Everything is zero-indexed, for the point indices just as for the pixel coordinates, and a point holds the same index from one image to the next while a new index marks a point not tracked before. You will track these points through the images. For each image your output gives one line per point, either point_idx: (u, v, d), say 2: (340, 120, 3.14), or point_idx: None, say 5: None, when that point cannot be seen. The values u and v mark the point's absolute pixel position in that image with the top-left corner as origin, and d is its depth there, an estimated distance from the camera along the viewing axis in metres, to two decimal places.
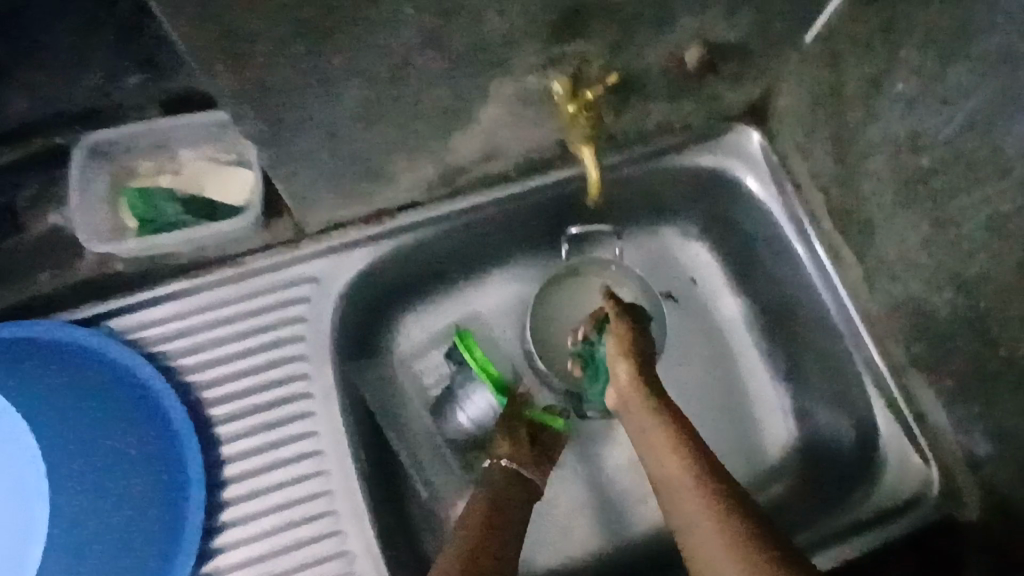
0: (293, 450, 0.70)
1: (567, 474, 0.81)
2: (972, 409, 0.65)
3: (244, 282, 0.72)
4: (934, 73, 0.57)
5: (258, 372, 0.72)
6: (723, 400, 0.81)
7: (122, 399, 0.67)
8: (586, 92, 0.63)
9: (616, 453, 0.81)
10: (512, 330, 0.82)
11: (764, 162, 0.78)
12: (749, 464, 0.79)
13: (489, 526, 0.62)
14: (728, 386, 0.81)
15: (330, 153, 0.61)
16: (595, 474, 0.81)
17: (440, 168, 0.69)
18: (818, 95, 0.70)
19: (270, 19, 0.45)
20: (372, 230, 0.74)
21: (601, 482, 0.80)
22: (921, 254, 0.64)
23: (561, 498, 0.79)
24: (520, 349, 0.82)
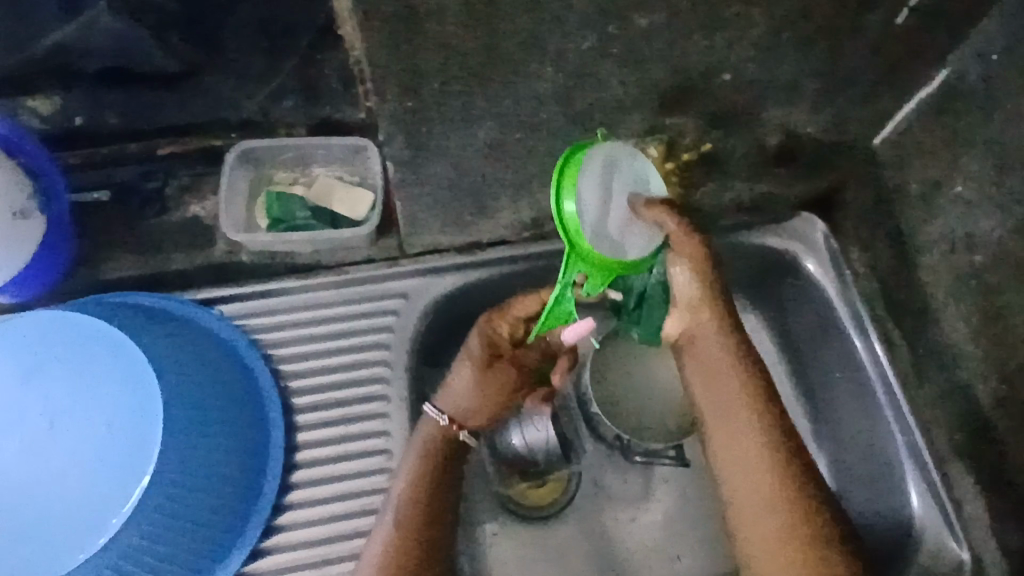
0: (364, 445, 0.77)
1: (599, 517, 0.86)
2: (1008, 496, 0.68)
3: (343, 288, 0.81)
4: (991, 180, 0.65)
5: (343, 371, 0.79)
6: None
7: (226, 363, 0.74)
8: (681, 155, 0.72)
9: (645, 510, 0.87)
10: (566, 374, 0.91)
11: (826, 249, 0.84)
12: None
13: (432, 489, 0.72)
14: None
15: (449, 183, 0.71)
16: (623, 524, 0.86)
17: (534, 213, 0.78)
18: (882, 194, 0.78)
19: (445, 58, 0.56)
20: (463, 259, 0.83)
21: (628, 532, 0.86)
22: (968, 343, 0.71)
23: (586, 541, 0.85)
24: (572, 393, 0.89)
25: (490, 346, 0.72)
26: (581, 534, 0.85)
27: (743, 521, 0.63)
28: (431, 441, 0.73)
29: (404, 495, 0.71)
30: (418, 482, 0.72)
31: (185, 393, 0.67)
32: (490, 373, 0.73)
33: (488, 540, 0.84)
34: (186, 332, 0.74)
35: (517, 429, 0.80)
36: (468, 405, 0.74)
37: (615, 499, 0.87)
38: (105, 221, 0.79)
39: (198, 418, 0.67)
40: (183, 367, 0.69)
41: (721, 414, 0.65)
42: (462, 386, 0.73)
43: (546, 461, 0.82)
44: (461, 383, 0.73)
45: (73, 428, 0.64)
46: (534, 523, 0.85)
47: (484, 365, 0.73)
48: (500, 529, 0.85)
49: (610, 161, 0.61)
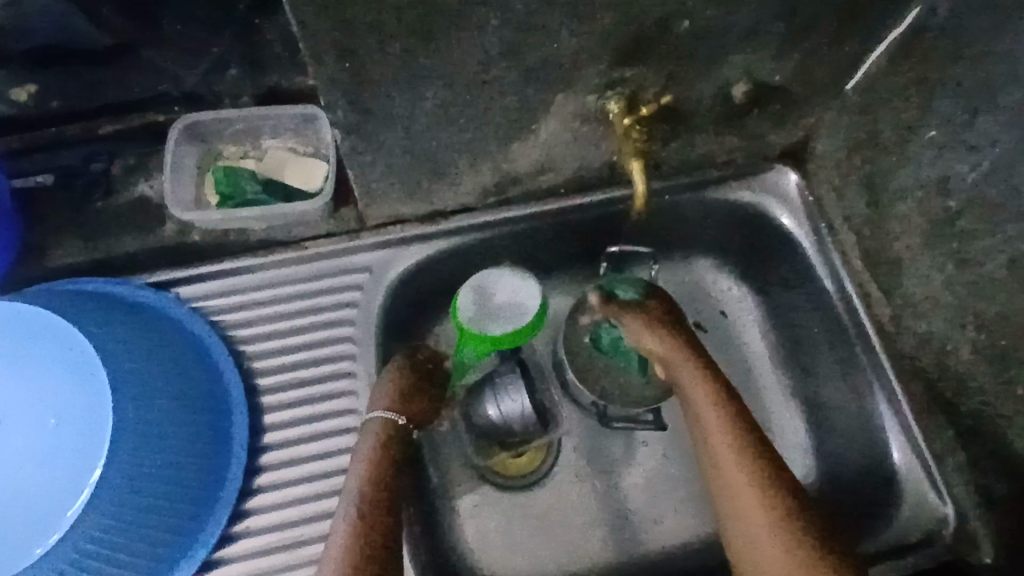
0: (331, 424, 0.75)
1: (579, 485, 0.85)
2: (987, 447, 0.67)
3: (305, 264, 0.79)
4: (963, 121, 0.62)
5: (307, 349, 0.77)
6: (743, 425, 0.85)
7: (181, 350, 0.72)
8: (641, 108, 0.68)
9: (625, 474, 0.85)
10: (545, 342, 0.89)
11: (800, 202, 0.84)
12: None
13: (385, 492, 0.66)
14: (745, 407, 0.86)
15: (402, 149, 0.68)
16: (604, 490, 0.85)
17: (497, 176, 0.76)
18: (854, 141, 0.75)
19: (376, 13, 0.52)
20: (426, 228, 0.81)
21: (608, 498, 0.84)
22: (945, 293, 0.68)
23: (566, 507, 0.84)
24: (551, 358, 0.88)
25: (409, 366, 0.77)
26: (562, 502, 0.84)
27: (729, 516, 0.66)
28: (382, 440, 0.70)
29: (362, 476, 0.66)
30: (370, 485, 0.66)
31: (140, 387, 0.64)
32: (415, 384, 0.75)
33: (464, 515, 0.83)
34: (138, 317, 0.71)
35: (491, 401, 0.79)
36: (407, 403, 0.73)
37: (594, 464, 0.85)
38: (50, 208, 0.75)
39: (160, 417, 0.65)
40: (137, 359, 0.66)
41: (700, 424, 0.71)
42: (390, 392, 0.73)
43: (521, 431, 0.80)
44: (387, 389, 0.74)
45: (19, 423, 0.61)
46: (512, 492, 0.84)
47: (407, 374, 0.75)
48: (480, 502, 0.84)
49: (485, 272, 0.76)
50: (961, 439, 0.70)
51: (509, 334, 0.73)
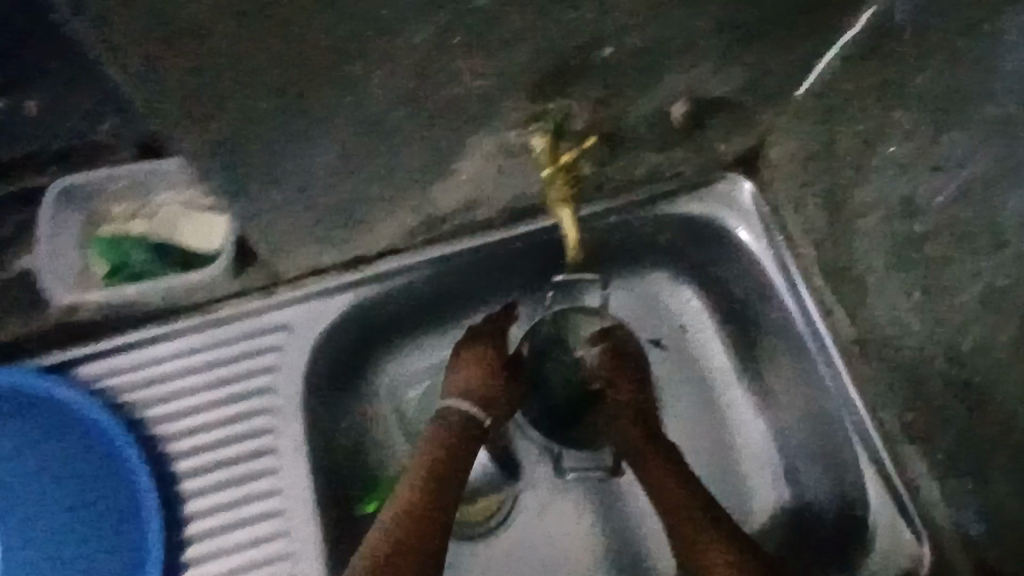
0: (256, 508, 0.69)
1: (544, 525, 0.78)
2: (964, 482, 0.63)
3: (215, 330, 0.72)
4: (928, 138, 0.55)
5: (228, 424, 0.71)
6: (707, 453, 0.81)
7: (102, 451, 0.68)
8: (564, 153, 0.61)
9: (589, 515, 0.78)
10: None
11: (755, 212, 0.77)
12: (739, 513, 0.78)
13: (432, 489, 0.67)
14: (714, 429, 0.81)
15: (302, 204, 0.59)
16: (569, 530, 0.78)
17: (420, 217, 0.68)
18: (812, 151, 0.68)
19: (236, 78, 0.44)
20: (349, 275, 0.73)
21: (575, 538, 0.78)
22: (913, 321, 0.62)
23: (527, 552, 0.77)
24: None
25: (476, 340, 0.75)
26: (523, 547, 0.77)
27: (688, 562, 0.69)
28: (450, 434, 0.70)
29: (421, 467, 0.68)
30: (428, 473, 0.67)
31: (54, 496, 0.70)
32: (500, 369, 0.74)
33: None
34: (56, 414, 0.68)
35: None
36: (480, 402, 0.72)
37: (556, 504, 0.78)
38: None
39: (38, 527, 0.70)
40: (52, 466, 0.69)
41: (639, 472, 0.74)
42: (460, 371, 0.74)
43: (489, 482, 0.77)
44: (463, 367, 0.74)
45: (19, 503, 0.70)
46: (471, 540, 0.77)
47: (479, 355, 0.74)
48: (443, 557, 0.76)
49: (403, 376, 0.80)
50: (938, 472, 0.66)
51: None
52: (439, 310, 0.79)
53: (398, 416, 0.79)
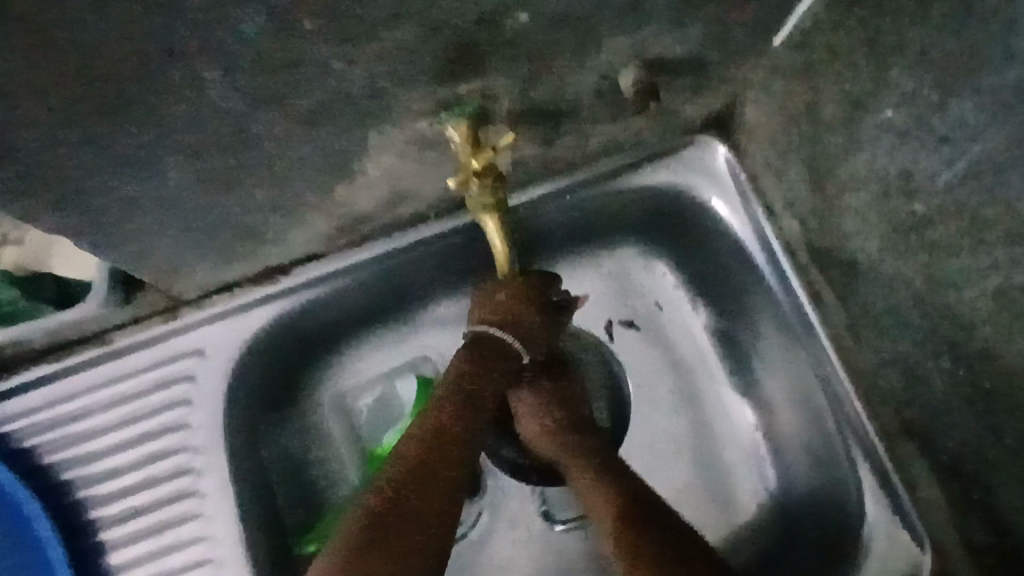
0: (183, 558, 0.61)
1: (508, 536, 0.70)
2: (970, 490, 0.55)
3: (116, 362, 0.62)
4: (931, 103, 0.45)
5: (145, 465, 0.62)
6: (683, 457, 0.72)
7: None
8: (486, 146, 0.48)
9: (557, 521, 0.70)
10: None
11: (732, 178, 0.67)
12: (723, 510, 0.70)
13: (465, 392, 0.54)
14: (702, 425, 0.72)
15: (175, 227, 0.49)
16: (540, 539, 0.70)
17: (333, 221, 0.57)
18: (792, 111, 0.57)
19: (18, 102, 0.33)
20: (265, 288, 0.64)
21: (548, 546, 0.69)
22: (913, 312, 0.53)
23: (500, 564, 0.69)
24: None
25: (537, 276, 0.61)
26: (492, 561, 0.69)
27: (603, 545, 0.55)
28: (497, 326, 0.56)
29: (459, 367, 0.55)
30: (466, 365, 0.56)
31: None
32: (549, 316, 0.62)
33: None
34: None
35: None
36: (526, 340, 0.57)
37: (530, 510, 0.70)
38: None
39: None
40: None
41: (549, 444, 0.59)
42: (521, 316, 0.57)
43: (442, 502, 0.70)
44: (524, 313, 0.57)
45: None
46: None
47: (536, 300, 0.58)
48: None
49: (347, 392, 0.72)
50: (937, 475, 0.58)
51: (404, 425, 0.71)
52: (378, 313, 0.70)
53: (347, 431, 0.71)
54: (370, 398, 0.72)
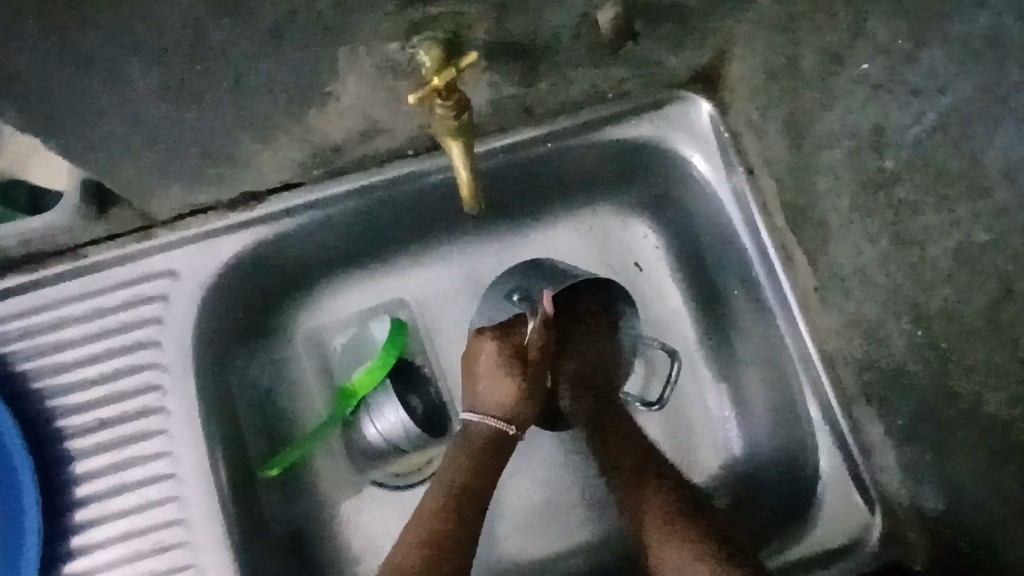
0: (145, 472, 0.62)
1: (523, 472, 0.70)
2: (923, 454, 0.56)
3: (90, 277, 0.63)
4: (906, 54, 0.45)
5: (111, 381, 0.63)
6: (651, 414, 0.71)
7: None
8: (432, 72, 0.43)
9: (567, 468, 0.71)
10: (441, 321, 0.74)
11: (714, 137, 0.66)
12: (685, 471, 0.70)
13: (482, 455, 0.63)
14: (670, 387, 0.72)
15: (144, 139, 0.50)
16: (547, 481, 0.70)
17: (309, 149, 0.58)
18: (774, 66, 0.57)
19: None
20: (239, 216, 0.64)
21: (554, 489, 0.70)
22: (877, 272, 0.53)
23: (509, 487, 0.70)
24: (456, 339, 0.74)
25: (497, 331, 0.67)
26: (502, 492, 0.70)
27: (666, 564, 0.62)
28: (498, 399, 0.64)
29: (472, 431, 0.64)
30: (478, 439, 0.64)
31: None
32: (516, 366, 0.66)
33: (346, 529, 0.70)
34: None
35: (369, 422, 0.69)
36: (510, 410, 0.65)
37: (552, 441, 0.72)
38: None
39: None
40: None
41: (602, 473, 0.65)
42: (497, 383, 0.65)
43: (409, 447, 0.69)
44: (496, 377, 0.65)
45: None
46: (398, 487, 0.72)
47: (506, 356, 0.65)
48: (366, 516, 0.71)
49: (319, 329, 0.73)
50: (894, 440, 0.59)
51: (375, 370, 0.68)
52: (353, 252, 0.71)
53: (320, 365, 0.73)
54: (344, 338, 0.73)
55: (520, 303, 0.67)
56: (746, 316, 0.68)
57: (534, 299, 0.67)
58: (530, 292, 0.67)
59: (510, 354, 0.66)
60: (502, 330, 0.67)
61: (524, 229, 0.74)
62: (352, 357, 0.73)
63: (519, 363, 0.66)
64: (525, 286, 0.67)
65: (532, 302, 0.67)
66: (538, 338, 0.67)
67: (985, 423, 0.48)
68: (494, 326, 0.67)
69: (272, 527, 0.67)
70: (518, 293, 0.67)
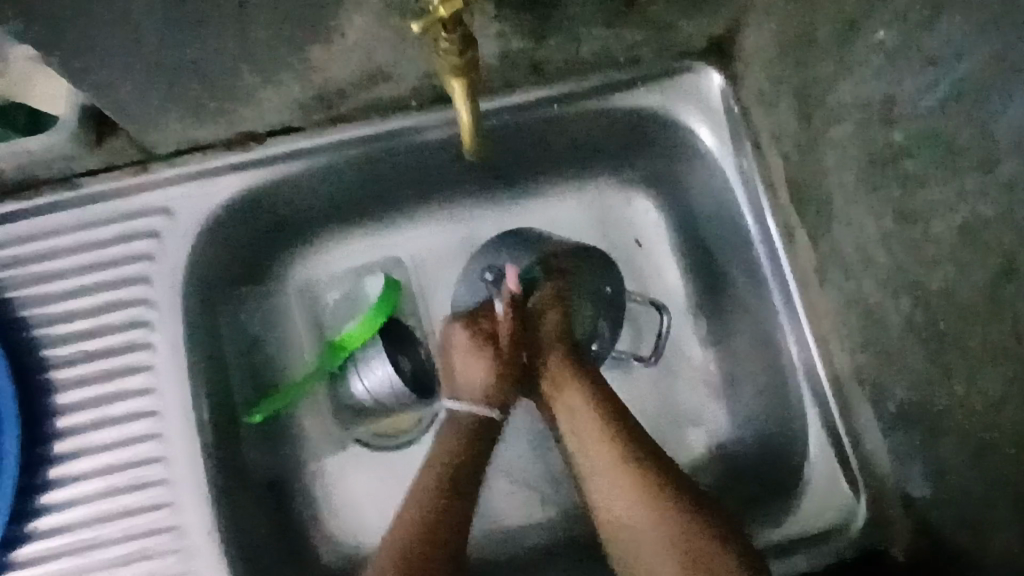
0: (126, 407, 0.61)
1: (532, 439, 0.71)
2: (912, 439, 0.55)
3: (84, 208, 0.63)
4: (922, 21, 0.44)
5: (99, 314, 0.62)
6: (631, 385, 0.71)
7: None
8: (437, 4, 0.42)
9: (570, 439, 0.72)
10: (436, 282, 0.73)
11: (724, 111, 0.65)
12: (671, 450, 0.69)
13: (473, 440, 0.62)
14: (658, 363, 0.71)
15: (143, 59, 0.49)
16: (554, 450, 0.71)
17: (310, 89, 0.57)
18: (788, 36, 0.56)
19: None
20: (237, 157, 0.63)
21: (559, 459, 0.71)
22: (878, 251, 0.52)
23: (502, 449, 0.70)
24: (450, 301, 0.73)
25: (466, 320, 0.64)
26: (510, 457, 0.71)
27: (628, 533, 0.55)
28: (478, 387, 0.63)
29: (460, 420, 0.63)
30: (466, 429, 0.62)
31: None
32: (488, 349, 0.63)
33: (326, 482, 0.70)
34: None
35: (357, 378, 0.68)
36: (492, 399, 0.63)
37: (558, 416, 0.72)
38: None
39: None
40: None
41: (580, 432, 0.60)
42: (470, 366, 0.64)
43: (395, 407, 0.69)
44: (470, 362, 0.63)
45: None
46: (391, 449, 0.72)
47: (477, 339, 0.64)
48: (348, 470, 0.70)
49: (312, 281, 0.72)
50: (884, 425, 0.58)
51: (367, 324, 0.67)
52: (351, 206, 0.70)
53: (311, 317, 0.73)
54: (337, 293, 0.73)
55: (490, 282, 0.66)
56: (744, 295, 0.67)
57: (500, 275, 0.66)
58: (498, 268, 0.66)
59: (481, 338, 0.64)
60: (471, 318, 0.64)
61: (526, 196, 0.73)
62: (344, 311, 0.73)
63: (490, 346, 0.63)
64: (494, 262, 0.67)
65: (501, 277, 0.66)
66: (509, 324, 0.63)
67: (976, 407, 0.47)
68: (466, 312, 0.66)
69: (253, 474, 0.67)
70: (489, 272, 0.67)
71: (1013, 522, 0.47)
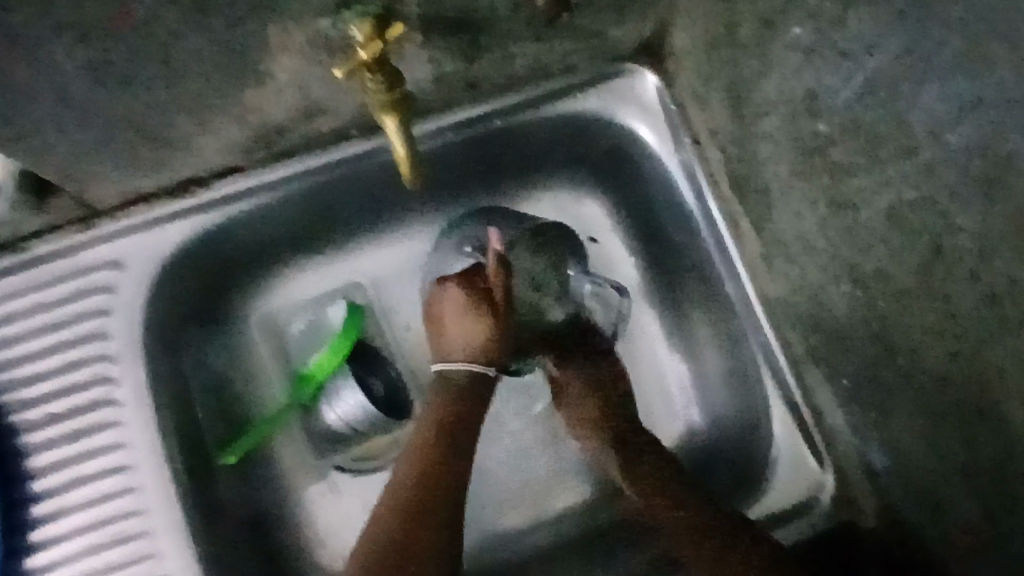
0: (100, 464, 0.61)
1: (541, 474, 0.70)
2: (868, 414, 0.57)
3: (35, 270, 0.62)
4: (834, 18, 0.45)
5: (62, 374, 0.62)
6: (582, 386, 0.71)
7: None
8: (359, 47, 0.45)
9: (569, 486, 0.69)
10: (403, 303, 0.74)
11: (661, 110, 0.66)
12: None
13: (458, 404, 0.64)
14: (627, 356, 0.72)
15: (77, 121, 0.49)
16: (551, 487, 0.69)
17: (249, 129, 0.57)
18: (713, 35, 0.57)
19: None
20: (183, 202, 0.63)
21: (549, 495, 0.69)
22: (817, 238, 0.54)
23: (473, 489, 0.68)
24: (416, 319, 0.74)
25: (460, 279, 0.66)
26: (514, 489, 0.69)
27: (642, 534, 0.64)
28: (475, 349, 0.66)
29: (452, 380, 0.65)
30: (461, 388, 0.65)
31: None
32: (484, 309, 0.65)
33: (310, 513, 0.70)
34: None
35: (327, 407, 0.69)
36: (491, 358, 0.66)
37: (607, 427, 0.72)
38: None
39: None
40: None
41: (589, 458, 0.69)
42: (464, 326, 0.65)
43: (369, 429, 0.70)
44: (464, 318, 0.65)
45: None
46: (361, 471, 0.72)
47: (472, 301, 0.65)
48: (332, 498, 0.71)
49: (273, 313, 0.72)
50: (840, 402, 0.60)
51: (333, 357, 0.69)
52: (308, 237, 0.70)
53: (278, 350, 0.73)
54: (301, 323, 0.73)
55: (472, 253, 0.68)
56: (700, 291, 0.69)
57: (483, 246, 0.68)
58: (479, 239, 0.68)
59: (476, 298, 0.65)
60: (463, 278, 0.66)
61: (481, 199, 0.72)
62: (309, 340, 0.73)
63: (485, 303, 0.66)
64: (473, 236, 0.68)
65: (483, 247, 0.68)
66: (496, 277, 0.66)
67: (923, 379, 0.49)
68: (455, 275, 0.67)
69: (233, 514, 0.67)
70: (469, 243, 0.68)
71: (966, 487, 0.50)
